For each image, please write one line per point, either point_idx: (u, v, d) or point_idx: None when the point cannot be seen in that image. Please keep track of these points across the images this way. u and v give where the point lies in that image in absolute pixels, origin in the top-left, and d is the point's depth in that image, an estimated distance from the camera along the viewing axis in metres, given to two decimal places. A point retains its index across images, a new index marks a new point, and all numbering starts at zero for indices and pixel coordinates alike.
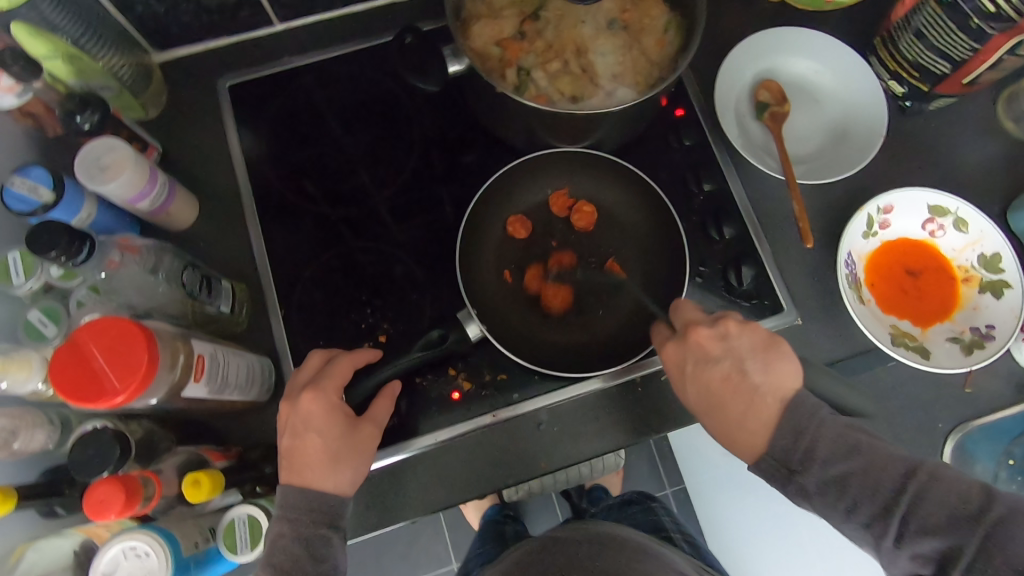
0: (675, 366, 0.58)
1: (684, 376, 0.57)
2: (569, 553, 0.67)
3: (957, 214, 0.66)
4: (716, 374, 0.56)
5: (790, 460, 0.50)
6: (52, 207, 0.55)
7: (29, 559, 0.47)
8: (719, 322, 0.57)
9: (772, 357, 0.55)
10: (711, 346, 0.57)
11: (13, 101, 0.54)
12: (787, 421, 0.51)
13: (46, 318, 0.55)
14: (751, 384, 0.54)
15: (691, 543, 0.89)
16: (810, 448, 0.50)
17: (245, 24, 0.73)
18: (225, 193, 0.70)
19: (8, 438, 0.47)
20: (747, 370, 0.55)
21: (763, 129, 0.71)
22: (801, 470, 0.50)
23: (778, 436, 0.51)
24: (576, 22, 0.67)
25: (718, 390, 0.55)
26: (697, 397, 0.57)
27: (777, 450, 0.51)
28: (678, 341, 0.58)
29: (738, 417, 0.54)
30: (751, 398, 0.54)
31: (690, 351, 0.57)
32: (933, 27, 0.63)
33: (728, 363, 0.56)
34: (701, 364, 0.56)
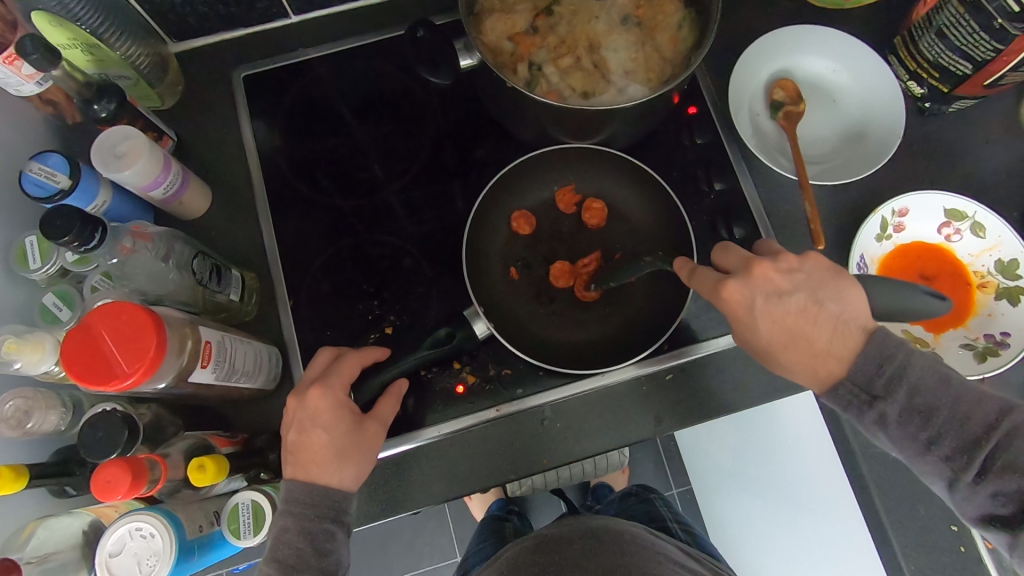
0: (741, 306, 0.53)
1: (754, 312, 0.53)
2: (564, 551, 0.68)
3: (974, 218, 0.65)
4: (791, 310, 0.52)
5: (873, 387, 0.50)
6: (69, 193, 0.56)
7: (40, 536, 0.47)
8: (780, 257, 0.54)
9: (840, 285, 0.52)
10: (779, 281, 0.53)
11: (33, 88, 0.55)
12: (874, 352, 0.50)
13: (60, 302, 0.56)
14: (830, 314, 0.52)
15: (689, 533, 0.90)
16: (900, 375, 0.49)
17: (262, 15, 0.74)
18: (238, 183, 0.71)
19: (21, 418, 0.49)
20: (822, 300, 0.52)
21: (777, 128, 0.70)
22: (885, 398, 0.49)
23: (862, 361, 0.50)
24: (589, 17, 0.66)
25: (796, 325, 0.52)
26: (770, 332, 0.53)
27: (860, 375, 0.50)
28: (742, 278, 0.53)
29: (823, 348, 0.51)
30: (833, 326, 0.52)
31: (756, 286, 0.53)
32: (954, 27, 0.61)
33: (802, 295, 0.52)
34: (774, 298, 0.53)
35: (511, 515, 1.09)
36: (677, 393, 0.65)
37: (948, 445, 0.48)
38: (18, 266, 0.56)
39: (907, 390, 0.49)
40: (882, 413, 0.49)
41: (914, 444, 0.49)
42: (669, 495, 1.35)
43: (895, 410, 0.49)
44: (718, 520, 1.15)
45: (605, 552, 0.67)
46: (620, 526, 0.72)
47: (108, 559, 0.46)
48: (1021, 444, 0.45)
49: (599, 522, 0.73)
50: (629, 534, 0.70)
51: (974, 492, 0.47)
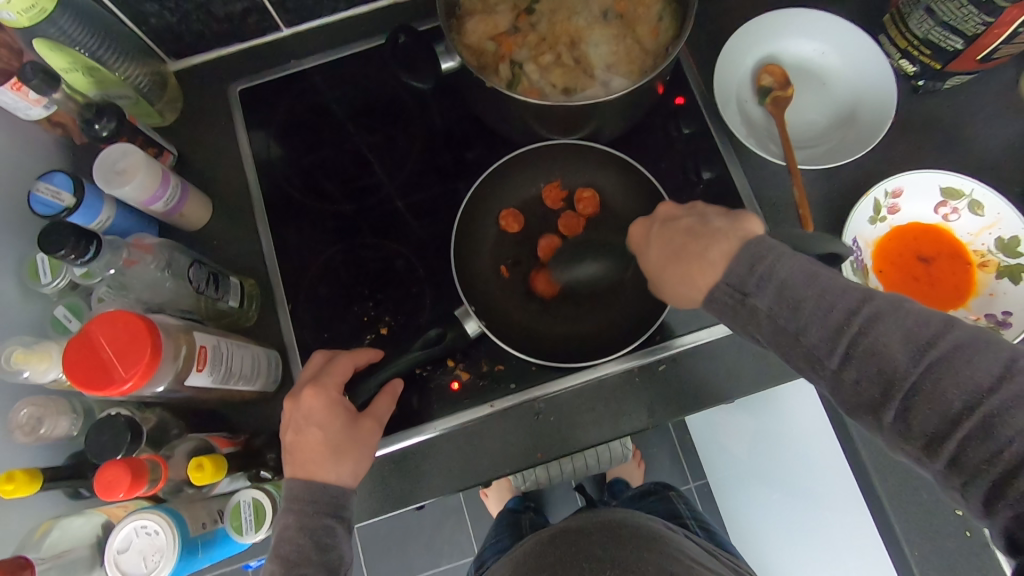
0: (640, 235, 0.60)
1: (647, 236, 0.59)
2: (579, 541, 0.68)
3: (972, 197, 0.63)
4: (679, 226, 0.57)
5: (744, 284, 0.49)
6: (73, 211, 0.58)
7: (54, 535, 0.50)
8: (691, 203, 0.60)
9: (737, 214, 0.55)
10: (677, 210, 0.59)
11: (41, 112, 0.59)
12: (749, 254, 0.50)
13: (70, 314, 0.60)
14: (711, 228, 0.54)
15: (705, 529, 0.90)
16: (769, 274, 0.48)
17: (255, 30, 0.76)
18: (238, 194, 0.73)
19: (34, 424, 0.52)
20: (709, 222, 0.55)
21: (766, 114, 0.70)
22: (754, 291, 0.48)
23: (734, 265, 0.50)
24: (569, 14, 0.67)
25: (680, 238, 0.56)
26: (658, 253, 0.57)
27: (732, 276, 0.50)
28: (648, 217, 0.60)
29: (698, 254, 0.53)
30: (711, 239, 0.53)
31: (657, 219, 0.59)
32: (942, 2, 0.60)
33: (691, 219, 0.57)
34: (666, 223, 0.58)
35: (526, 509, 1.10)
36: (673, 384, 0.65)
37: (812, 321, 0.46)
38: (30, 280, 0.59)
39: (773, 279, 0.48)
40: (753, 306, 0.48)
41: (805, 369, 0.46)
42: (686, 489, 1.35)
43: (765, 303, 0.48)
44: (749, 514, 1.13)
45: (618, 544, 0.67)
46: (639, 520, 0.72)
47: (117, 555, 0.49)
48: (880, 329, 0.43)
49: (617, 515, 0.73)
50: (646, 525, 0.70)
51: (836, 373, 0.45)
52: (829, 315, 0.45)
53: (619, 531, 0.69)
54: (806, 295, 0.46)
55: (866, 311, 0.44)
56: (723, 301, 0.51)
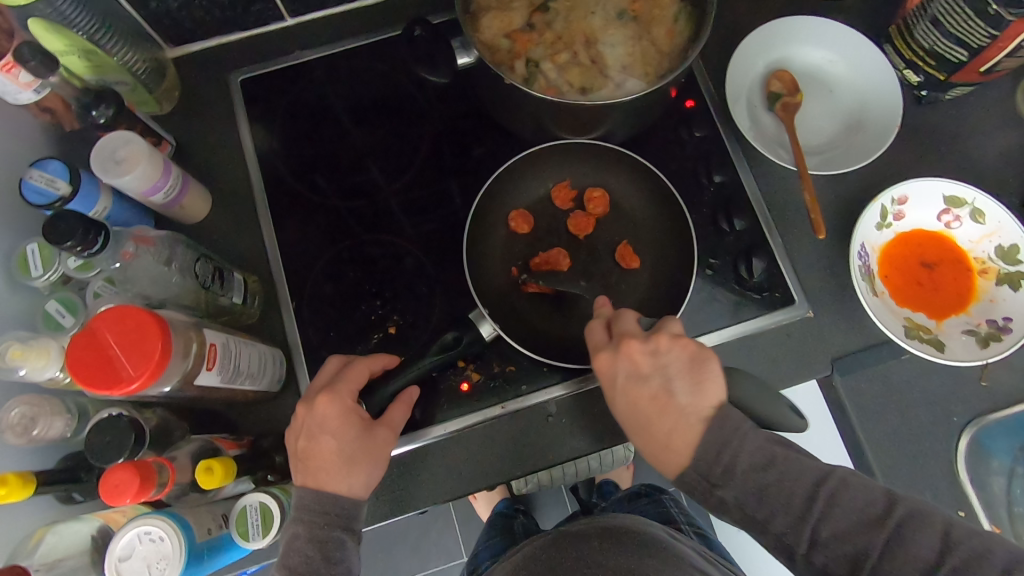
0: (606, 377, 0.55)
1: (614, 386, 0.54)
2: (581, 548, 0.65)
3: (974, 205, 0.65)
4: (644, 394, 0.52)
5: (711, 475, 0.48)
6: (70, 199, 0.55)
7: (49, 542, 0.47)
8: (652, 337, 0.54)
9: (699, 377, 0.52)
10: (643, 361, 0.53)
11: (30, 96, 0.55)
12: (716, 440, 0.49)
13: (63, 309, 0.56)
14: (679, 405, 0.51)
15: (700, 534, 0.89)
16: (733, 462, 0.48)
17: (258, 19, 0.74)
18: (238, 187, 0.71)
19: (26, 425, 0.49)
20: (674, 390, 0.52)
21: (775, 119, 0.71)
22: (722, 484, 0.48)
23: (702, 453, 0.49)
24: (584, 13, 0.66)
25: (645, 408, 0.52)
26: (624, 409, 0.54)
27: (702, 466, 0.49)
28: (612, 350, 0.55)
29: (664, 440, 0.50)
30: (677, 418, 0.51)
31: (622, 363, 0.54)
32: (949, 14, 0.61)
33: (658, 382, 0.52)
34: (633, 377, 0.53)
35: (516, 513, 1.09)
36: None
37: (779, 522, 0.47)
38: (19, 273, 0.55)
39: (738, 477, 0.48)
40: (721, 498, 0.48)
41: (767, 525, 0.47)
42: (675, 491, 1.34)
43: (732, 495, 0.48)
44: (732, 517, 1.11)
45: (617, 549, 0.64)
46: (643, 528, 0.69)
47: (118, 564, 0.46)
48: (839, 515, 0.46)
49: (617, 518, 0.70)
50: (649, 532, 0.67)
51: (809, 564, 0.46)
52: (789, 503, 0.47)
53: (622, 539, 0.65)
54: (769, 481, 0.47)
55: (830, 489, 0.47)
56: (691, 486, 0.50)
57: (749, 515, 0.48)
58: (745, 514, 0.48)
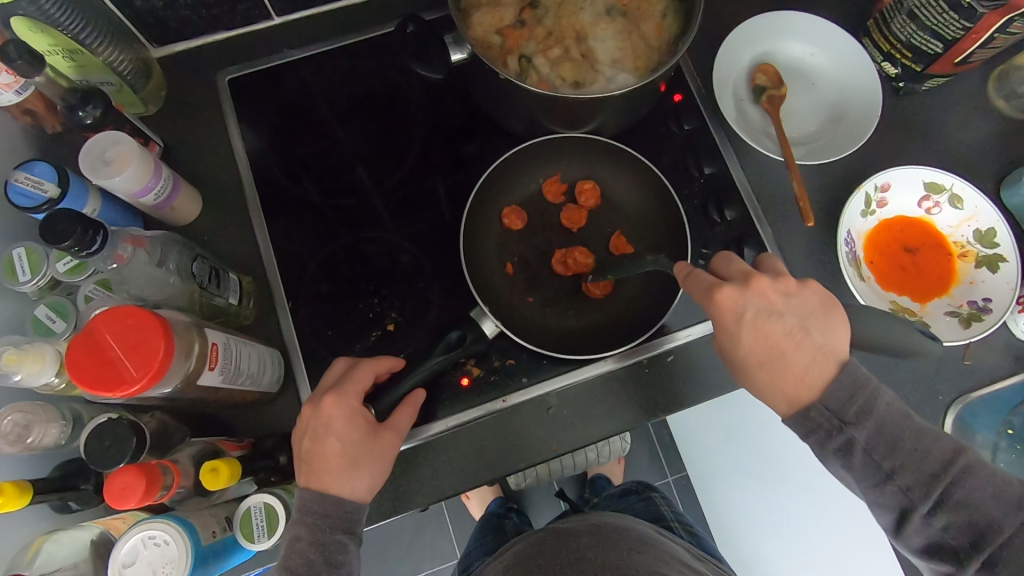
0: (731, 311, 0.53)
1: (740, 319, 0.53)
2: (569, 544, 0.64)
3: (952, 191, 0.68)
4: (777, 329, 0.52)
5: (845, 414, 0.51)
6: (58, 201, 0.54)
7: (47, 551, 0.46)
8: (781, 278, 0.54)
9: (829, 318, 0.53)
10: (776, 298, 0.53)
11: (12, 98, 0.54)
12: (849, 383, 0.51)
13: (53, 314, 0.54)
14: (814, 343, 0.52)
15: (689, 532, 0.87)
16: (867, 408, 0.50)
17: (245, 17, 0.73)
18: (228, 187, 0.70)
19: (20, 433, 0.47)
20: (809, 329, 0.52)
21: (761, 112, 0.72)
22: (856, 422, 0.50)
23: (837, 390, 0.51)
24: (575, 8, 0.67)
25: (780, 345, 0.52)
26: (751, 344, 0.53)
27: (832, 402, 0.51)
28: (739, 285, 0.53)
29: (800, 374, 0.52)
30: (812, 356, 0.52)
31: (751, 297, 0.53)
32: (925, 7, 0.63)
33: (791, 320, 0.53)
34: (765, 314, 0.53)
35: (510, 512, 1.08)
36: (677, 377, 0.66)
37: (907, 478, 0.49)
38: (5, 278, 0.53)
39: (874, 420, 0.50)
40: (851, 440, 0.50)
41: (875, 474, 0.50)
42: (665, 483, 1.31)
43: (864, 437, 0.50)
44: (727, 511, 1.09)
45: (609, 546, 0.64)
46: (630, 525, 0.69)
47: (123, 570, 0.45)
48: (975, 483, 0.48)
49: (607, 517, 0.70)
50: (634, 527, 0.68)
51: (927, 526, 0.49)
52: (925, 463, 0.49)
53: (610, 535, 0.65)
54: (904, 438, 0.50)
55: (962, 462, 0.49)
56: (818, 425, 0.51)
57: (874, 465, 0.50)
58: (870, 460, 0.50)
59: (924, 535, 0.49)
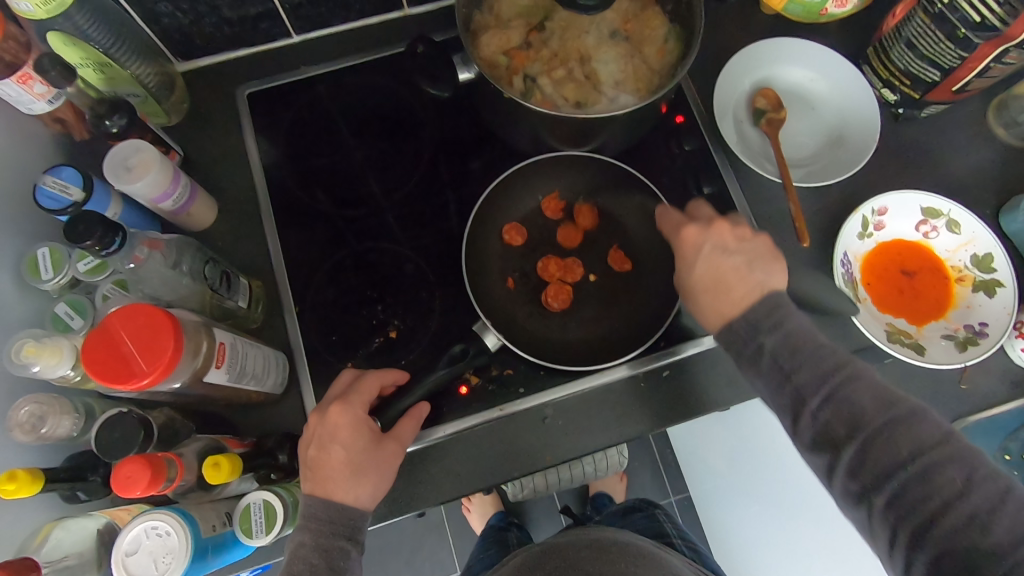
0: (691, 244, 0.60)
1: (699, 250, 0.59)
2: (567, 556, 0.65)
3: (949, 216, 0.68)
4: (730, 267, 0.56)
5: (760, 323, 0.53)
6: (82, 204, 0.57)
7: (56, 538, 0.48)
8: (740, 226, 0.60)
9: (773, 263, 0.57)
10: (731, 240, 0.59)
11: (44, 106, 0.57)
12: (768, 304, 0.53)
13: (72, 311, 0.57)
14: (757, 279, 0.55)
15: (693, 549, 0.87)
16: (778, 323, 0.52)
17: (265, 35, 0.77)
18: (244, 196, 0.73)
19: (35, 423, 0.49)
20: (753, 267, 0.56)
21: (761, 134, 0.74)
22: (767, 331, 0.52)
23: (756, 308, 0.54)
24: (579, 32, 0.70)
25: (726, 275, 0.56)
26: (703, 274, 0.58)
27: (752, 315, 0.54)
28: (701, 225, 0.60)
29: (737, 298, 0.55)
30: (751, 286, 0.55)
31: (710, 234, 0.59)
32: (922, 37, 0.65)
33: (743, 261, 0.56)
34: (719, 250, 0.58)
35: (509, 526, 1.08)
36: (676, 391, 0.67)
37: (803, 377, 0.49)
38: (29, 276, 0.56)
39: (785, 330, 0.52)
40: (761, 343, 0.52)
41: (818, 413, 0.48)
42: (667, 503, 1.30)
43: (773, 342, 0.52)
44: (732, 528, 1.08)
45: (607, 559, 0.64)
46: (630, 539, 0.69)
47: (125, 558, 0.47)
48: (908, 429, 0.45)
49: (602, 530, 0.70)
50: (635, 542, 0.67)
51: (859, 460, 0.46)
52: (821, 363, 0.50)
53: (610, 551, 0.65)
54: (807, 345, 0.51)
55: (900, 410, 0.46)
56: (737, 335, 0.54)
57: (778, 366, 0.51)
58: (774, 363, 0.51)
59: (814, 432, 0.48)
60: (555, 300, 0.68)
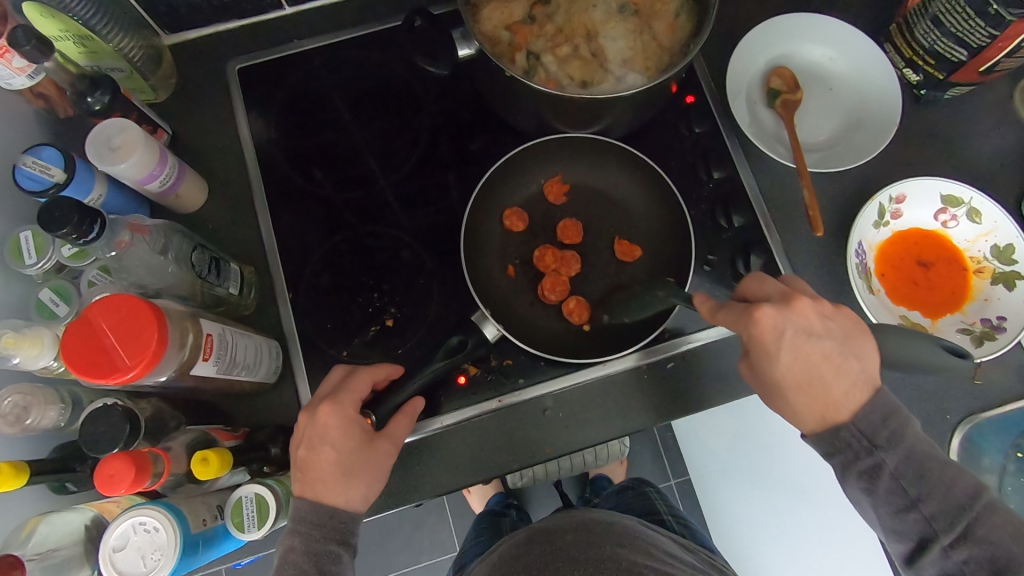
0: (770, 331, 0.49)
1: (779, 338, 0.49)
2: (556, 542, 0.63)
3: (971, 204, 0.65)
4: (817, 353, 0.49)
5: (876, 436, 0.49)
6: (64, 186, 0.54)
7: (42, 532, 0.47)
8: (821, 299, 0.51)
9: (868, 343, 0.50)
10: (816, 321, 0.50)
11: (25, 82, 0.54)
12: (881, 408, 0.49)
13: (57, 298, 0.55)
14: (854, 368, 0.49)
15: (683, 525, 0.86)
16: (902, 431, 0.49)
17: (256, 7, 0.73)
18: (235, 176, 0.70)
19: (19, 414, 0.48)
20: (848, 353, 0.49)
21: (774, 116, 0.71)
22: (887, 447, 0.49)
23: (869, 413, 0.49)
24: (586, 6, 0.66)
25: (821, 368, 0.49)
26: (790, 367, 0.49)
27: (865, 425, 0.49)
28: (778, 306, 0.49)
29: (839, 399, 0.49)
30: (851, 379, 0.49)
31: (789, 318, 0.49)
32: (949, 14, 0.61)
33: (831, 343, 0.49)
34: (804, 334, 0.49)
35: (508, 509, 1.08)
36: (679, 383, 0.65)
37: (932, 507, 0.48)
38: (12, 261, 0.54)
39: (905, 447, 0.49)
40: (879, 463, 0.49)
41: (899, 502, 0.49)
42: (667, 487, 1.29)
43: (893, 463, 0.49)
44: (729, 513, 1.08)
45: (596, 541, 0.62)
46: (612, 518, 0.67)
47: (112, 554, 0.46)
48: (994, 523, 0.47)
49: (594, 513, 0.68)
50: (616, 520, 0.66)
51: (946, 558, 0.47)
52: (950, 493, 0.48)
53: (596, 531, 0.64)
54: (932, 467, 0.49)
55: (981, 504, 0.47)
56: (846, 445, 0.50)
57: (900, 492, 0.49)
58: (896, 487, 0.49)
59: (940, 567, 0.47)
60: (550, 292, 0.65)
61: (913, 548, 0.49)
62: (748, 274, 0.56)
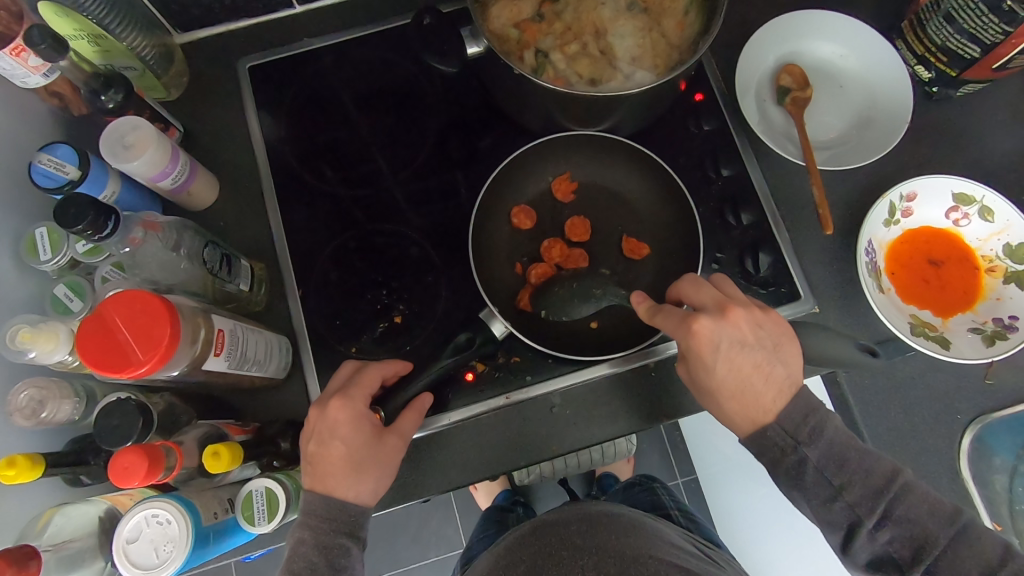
0: (707, 342, 0.53)
1: (715, 347, 0.53)
2: (559, 533, 0.63)
3: (983, 203, 0.65)
4: (749, 362, 0.53)
5: (798, 433, 0.51)
6: (78, 183, 0.55)
7: (57, 523, 0.48)
8: (752, 309, 0.55)
9: (794, 350, 0.54)
10: (748, 331, 0.53)
11: (39, 80, 0.55)
12: (803, 406, 0.52)
13: (71, 293, 0.55)
14: (779, 375, 0.53)
15: (690, 519, 0.86)
16: (821, 426, 0.51)
17: (267, 6, 0.74)
18: (246, 174, 0.71)
19: (35, 407, 0.49)
20: (775, 361, 0.53)
21: (784, 114, 0.70)
22: (808, 442, 0.51)
23: (793, 412, 0.52)
24: (594, 4, 0.66)
25: (751, 377, 0.52)
26: (724, 376, 0.53)
27: (788, 424, 0.52)
28: (713, 316, 0.53)
29: (766, 405, 0.52)
30: (777, 386, 0.52)
31: (723, 328, 0.53)
32: (962, 10, 0.60)
33: (761, 353, 0.53)
34: (737, 344, 0.53)
35: (515, 506, 1.08)
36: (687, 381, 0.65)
37: (854, 494, 0.50)
38: (28, 256, 0.54)
39: (826, 440, 0.51)
40: (803, 457, 0.51)
41: (824, 491, 0.50)
42: (674, 486, 1.29)
43: (815, 456, 0.51)
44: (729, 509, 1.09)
45: (602, 530, 0.63)
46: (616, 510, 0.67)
47: (126, 545, 0.47)
48: (909, 505, 0.49)
49: (599, 505, 0.68)
50: (622, 512, 0.67)
51: (873, 540, 0.50)
52: (869, 479, 0.50)
53: (602, 523, 0.64)
54: (851, 455, 0.50)
55: (899, 483, 0.50)
56: (772, 444, 0.52)
57: (824, 482, 0.50)
58: (820, 477, 0.50)
59: (869, 551, 0.50)
60: (531, 274, 0.67)
61: (844, 534, 0.51)
62: (684, 277, 0.59)
